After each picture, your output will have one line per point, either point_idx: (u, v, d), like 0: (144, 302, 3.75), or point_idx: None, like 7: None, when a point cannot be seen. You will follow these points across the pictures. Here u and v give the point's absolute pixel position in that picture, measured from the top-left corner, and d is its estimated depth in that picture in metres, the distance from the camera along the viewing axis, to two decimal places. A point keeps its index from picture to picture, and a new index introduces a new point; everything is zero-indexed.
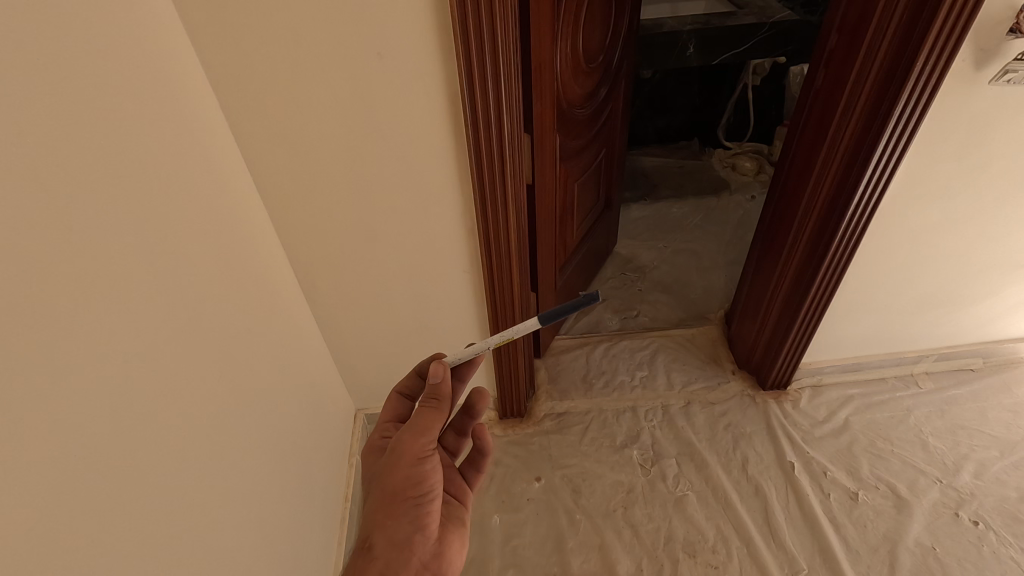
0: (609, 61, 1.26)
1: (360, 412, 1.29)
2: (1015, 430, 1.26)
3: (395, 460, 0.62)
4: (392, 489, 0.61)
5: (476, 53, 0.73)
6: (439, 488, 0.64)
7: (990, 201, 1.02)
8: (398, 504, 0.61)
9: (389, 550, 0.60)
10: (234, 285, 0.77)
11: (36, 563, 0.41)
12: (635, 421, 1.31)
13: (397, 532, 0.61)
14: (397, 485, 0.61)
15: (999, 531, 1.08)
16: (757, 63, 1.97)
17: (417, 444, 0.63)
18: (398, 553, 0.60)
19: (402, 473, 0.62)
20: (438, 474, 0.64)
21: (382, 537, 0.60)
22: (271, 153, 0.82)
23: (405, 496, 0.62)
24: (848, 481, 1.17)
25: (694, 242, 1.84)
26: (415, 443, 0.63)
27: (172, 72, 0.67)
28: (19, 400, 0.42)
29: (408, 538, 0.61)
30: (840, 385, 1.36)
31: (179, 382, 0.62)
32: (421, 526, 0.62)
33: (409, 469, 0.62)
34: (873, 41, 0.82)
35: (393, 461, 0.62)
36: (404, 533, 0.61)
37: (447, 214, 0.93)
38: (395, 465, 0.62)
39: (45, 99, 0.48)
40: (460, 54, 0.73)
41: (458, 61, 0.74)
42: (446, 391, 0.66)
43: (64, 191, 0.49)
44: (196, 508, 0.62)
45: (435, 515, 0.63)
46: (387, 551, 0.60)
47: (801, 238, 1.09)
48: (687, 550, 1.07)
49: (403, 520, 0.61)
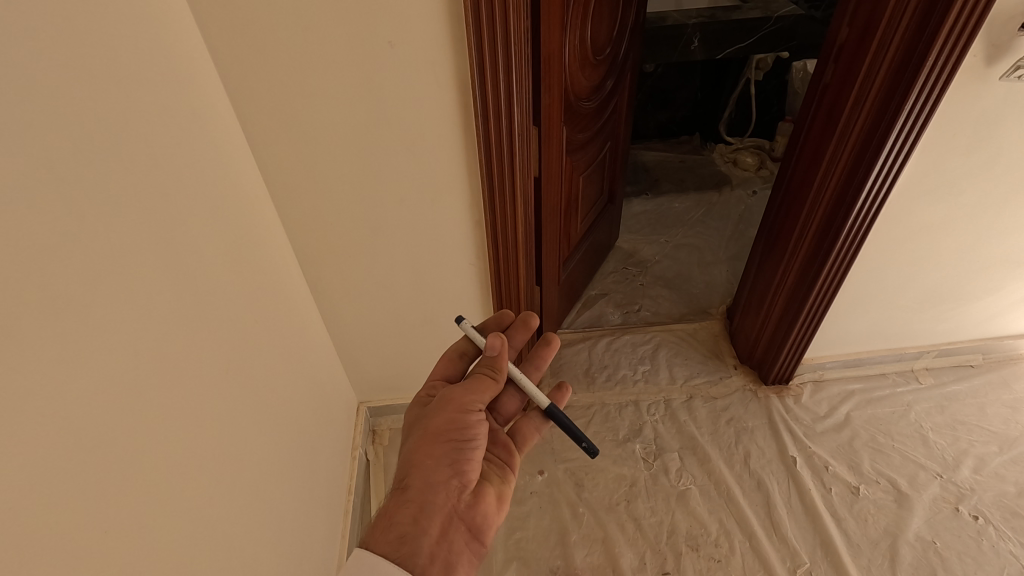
0: (615, 55, 1.24)
1: (362, 404, 1.29)
2: (1013, 425, 1.27)
3: (440, 406, 0.68)
4: (433, 430, 0.66)
5: (486, 34, 0.72)
6: (482, 441, 0.69)
7: (995, 199, 1.03)
8: (438, 447, 0.66)
9: (423, 490, 0.63)
10: (239, 275, 0.76)
11: (38, 566, 0.40)
12: (637, 415, 1.31)
13: (433, 472, 0.64)
14: (441, 428, 0.66)
15: (998, 525, 1.09)
16: (760, 58, 1.97)
17: (465, 394, 0.69)
18: (434, 496, 0.63)
19: (447, 415, 0.67)
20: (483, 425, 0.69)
21: (419, 477, 0.64)
22: (277, 144, 0.81)
23: (446, 439, 0.66)
24: (849, 475, 1.17)
25: (695, 236, 1.84)
26: (465, 397, 0.69)
27: (178, 59, 0.66)
28: (19, 396, 0.41)
29: (445, 481, 0.65)
30: (841, 380, 1.37)
31: (185, 375, 0.61)
32: (459, 473, 0.66)
33: (457, 415, 0.67)
34: (886, 34, 0.81)
35: (439, 406, 0.68)
36: (439, 476, 0.64)
37: (453, 206, 0.92)
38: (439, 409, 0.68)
39: (48, 84, 0.47)
40: (472, 36, 0.72)
41: (469, 42, 0.72)
42: (505, 362, 0.73)
43: (67, 178, 0.47)
44: (201, 502, 0.61)
45: (473, 464, 0.67)
46: (422, 491, 0.63)
47: (805, 235, 1.09)
48: (690, 543, 1.08)
49: (442, 465, 0.65)
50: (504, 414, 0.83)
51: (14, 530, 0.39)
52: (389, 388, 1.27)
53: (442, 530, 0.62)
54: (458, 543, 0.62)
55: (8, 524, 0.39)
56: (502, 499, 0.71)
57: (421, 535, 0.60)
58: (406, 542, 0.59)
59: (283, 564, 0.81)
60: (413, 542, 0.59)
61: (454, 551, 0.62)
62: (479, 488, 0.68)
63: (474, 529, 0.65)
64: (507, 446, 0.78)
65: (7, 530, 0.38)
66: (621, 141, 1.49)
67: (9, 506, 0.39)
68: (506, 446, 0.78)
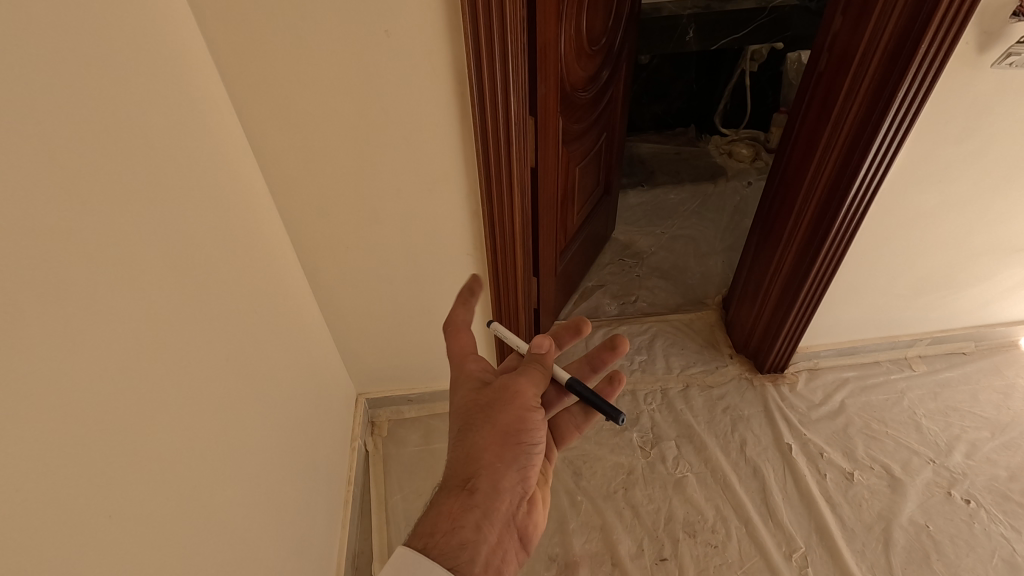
0: (610, 44, 1.24)
1: (362, 396, 1.30)
2: (1005, 411, 1.28)
3: (510, 398, 0.66)
4: (503, 432, 0.64)
5: (483, 17, 0.72)
6: (541, 444, 0.68)
7: (988, 186, 1.04)
8: (509, 452, 0.64)
9: (488, 494, 0.62)
10: (239, 268, 0.77)
11: (40, 555, 0.41)
12: (635, 404, 1.32)
13: (502, 477, 0.63)
14: (508, 428, 0.64)
15: (989, 508, 1.11)
16: (755, 49, 1.98)
17: (534, 392, 0.67)
18: (496, 503, 0.62)
19: (516, 414, 0.65)
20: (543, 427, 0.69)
21: (488, 482, 0.62)
22: (275, 136, 0.81)
23: (515, 444, 0.64)
24: (843, 461, 1.19)
25: (691, 227, 1.85)
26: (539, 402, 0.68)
27: (176, 51, 0.66)
28: (18, 382, 0.41)
29: (511, 489, 0.64)
30: (835, 368, 1.38)
31: (186, 366, 0.62)
32: (522, 480, 0.66)
33: (533, 423, 0.66)
34: (878, 24, 0.81)
35: (507, 399, 0.66)
36: (508, 483, 0.64)
37: (450, 195, 0.93)
38: (513, 404, 0.65)
39: (50, 75, 0.47)
40: (467, 17, 0.71)
41: (465, 22, 0.72)
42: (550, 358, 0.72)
43: (66, 163, 0.48)
44: (205, 489, 0.62)
45: (533, 470, 0.68)
46: (487, 498, 0.61)
47: (800, 224, 1.10)
48: (687, 529, 1.09)
49: (509, 472, 0.64)
50: (549, 402, 0.77)
51: (20, 514, 0.40)
52: (388, 379, 1.29)
53: (500, 539, 0.61)
54: (508, 551, 0.63)
55: (9, 512, 0.39)
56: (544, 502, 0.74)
57: (481, 544, 0.59)
58: (466, 548, 0.58)
59: (284, 554, 0.82)
60: (474, 549, 0.58)
61: (505, 558, 0.62)
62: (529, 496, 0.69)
63: (522, 537, 0.66)
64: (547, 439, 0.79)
65: (12, 514, 0.39)
66: (616, 133, 1.50)
67: (11, 493, 0.39)
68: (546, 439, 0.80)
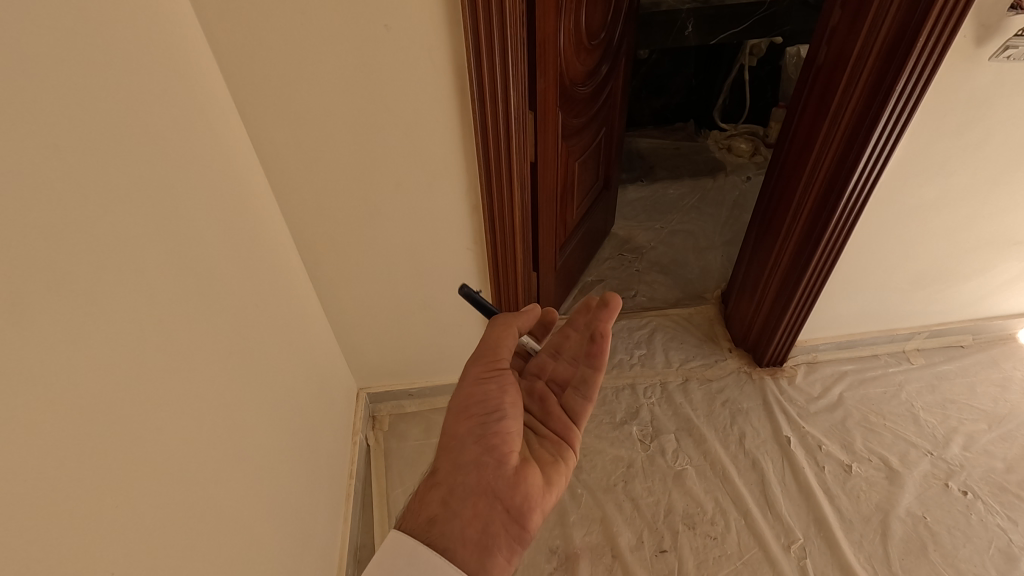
0: (609, 39, 1.24)
1: (362, 391, 1.30)
2: (1002, 403, 1.29)
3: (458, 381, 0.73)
4: (456, 412, 0.70)
5: (482, 12, 0.72)
6: (506, 409, 0.70)
7: (986, 179, 1.04)
8: (463, 426, 0.68)
9: (450, 472, 0.65)
10: (240, 262, 0.77)
11: (45, 545, 0.41)
12: (634, 398, 1.33)
13: (461, 452, 0.66)
14: (459, 407, 0.70)
15: (987, 500, 1.12)
16: (755, 43, 1.99)
17: (478, 366, 0.73)
18: (461, 476, 0.64)
19: (465, 390, 0.71)
20: (506, 394, 0.71)
21: (447, 460, 0.66)
22: (274, 131, 0.81)
23: (468, 418, 0.69)
24: (841, 454, 1.20)
25: (690, 222, 1.85)
26: (490, 372, 0.72)
27: (175, 47, 0.66)
28: (24, 375, 0.42)
29: (475, 461, 0.66)
30: (834, 361, 1.39)
31: (187, 360, 0.62)
32: (488, 450, 0.67)
33: (482, 392, 0.70)
34: (877, 16, 0.81)
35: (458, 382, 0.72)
36: (469, 456, 0.66)
37: (449, 190, 0.93)
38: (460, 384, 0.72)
39: (51, 72, 0.47)
40: (467, 12, 0.71)
41: (464, 18, 0.72)
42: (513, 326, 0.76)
43: (68, 158, 0.48)
44: (207, 483, 0.63)
45: (502, 437, 0.68)
46: (448, 474, 0.65)
47: (800, 216, 1.10)
48: (687, 521, 1.10)
49: (466, 445, 0.67)
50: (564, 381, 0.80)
51: (25, 506, 0.40)
52: (388, 374, 1.29)
53: (475, 513, 0.62)
54: (493, 523, 0.62)
55: (14, 504, 0.40)
56: (555, 483, 0.69)
57: (451, 518, 0.61)
58: (435, 523, 0.60)
59: (286, 547, 0.82)
60: (442, 523, 0.60)
61: (489, 532, 0.61)
62: (522, 468, 0.68)
63: (515, 511, 0.64)
64: (562, 420, 0.77)
65: (17, 507, 0.40)
66: (615, 128, 1.50)
67: (16, 485, 0.40)
68: (560, 419, 0.77)
